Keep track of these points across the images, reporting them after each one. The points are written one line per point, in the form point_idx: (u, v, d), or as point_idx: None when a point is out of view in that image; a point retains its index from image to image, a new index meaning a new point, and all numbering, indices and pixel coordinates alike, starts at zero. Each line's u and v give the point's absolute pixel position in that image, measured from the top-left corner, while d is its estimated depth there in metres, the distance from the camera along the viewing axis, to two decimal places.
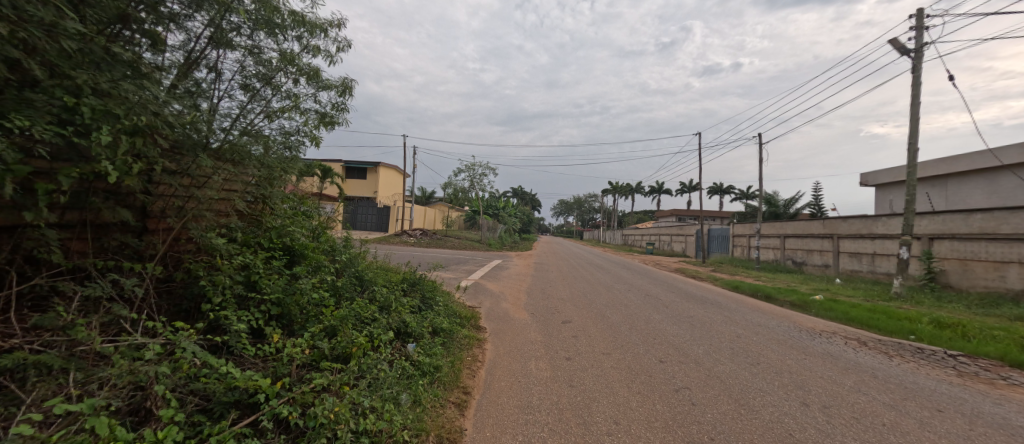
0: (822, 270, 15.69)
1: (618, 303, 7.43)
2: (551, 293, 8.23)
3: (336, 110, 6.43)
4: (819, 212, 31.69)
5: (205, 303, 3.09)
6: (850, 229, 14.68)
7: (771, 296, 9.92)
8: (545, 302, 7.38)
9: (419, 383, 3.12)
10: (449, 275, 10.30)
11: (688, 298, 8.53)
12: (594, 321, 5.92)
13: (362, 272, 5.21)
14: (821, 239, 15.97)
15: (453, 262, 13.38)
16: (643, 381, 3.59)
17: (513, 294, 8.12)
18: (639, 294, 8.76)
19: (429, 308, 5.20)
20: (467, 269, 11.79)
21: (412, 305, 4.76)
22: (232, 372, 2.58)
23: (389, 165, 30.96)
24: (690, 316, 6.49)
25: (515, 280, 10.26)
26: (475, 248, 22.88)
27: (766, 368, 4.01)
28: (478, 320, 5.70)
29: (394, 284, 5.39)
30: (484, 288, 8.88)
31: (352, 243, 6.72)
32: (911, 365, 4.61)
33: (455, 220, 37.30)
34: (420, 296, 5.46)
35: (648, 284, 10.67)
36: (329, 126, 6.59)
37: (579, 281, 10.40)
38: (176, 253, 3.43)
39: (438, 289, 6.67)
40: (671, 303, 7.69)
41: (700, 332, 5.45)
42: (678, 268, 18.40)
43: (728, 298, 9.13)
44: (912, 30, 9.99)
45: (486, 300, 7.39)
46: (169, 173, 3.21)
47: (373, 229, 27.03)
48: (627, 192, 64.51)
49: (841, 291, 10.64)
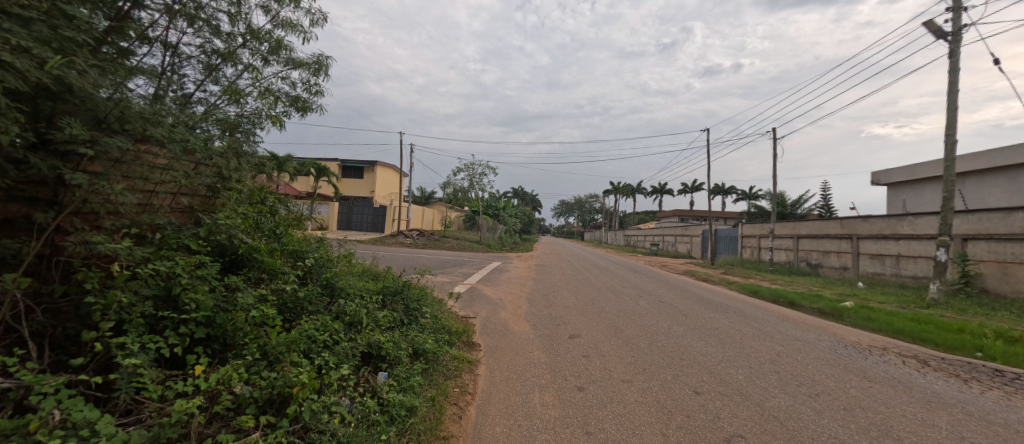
0: (841, 273, 14.84)
1: (631, 312, 6.61)
2: (555, 301, 7.40)
3: (308, 93, 5.63)
4: (828, 212, 30.74)
5: (90, 329, 2.24)
6: (871, 229, 13.83)
7: (795, 302, 9.07)
8: (549, 310, 6.56)
9: (382, 436, 2.28)
10: (443, 280, 9.51)
11: (706, 306, 7.71)
12: (606, 336, 5.10)
13: (333, 277, 4.40)
14: (839, 240, 15.12)
15: (449, 265, 12.55)
16: (682, 424, 2.77)
17: (512, 302, 7.28)
18: (652, 300, 7.91)
19: (412, 322, 4.38)
20: (463, 273, 10.97)
21: (390, 319, 3.94)
22: (98, 438, 1.75)
23: (387, 164, 30.21)
24: (716, 329, 5.67)
25: (515, 284, 9.47)
26: (474, 249, 22.08)
27: (831, 403, 3.20)
28: (471, 335, 4.87)
29: (371, 291, 4.57)
30: (481, 294, 8.08)
31: (328, 244, 5.93)
32: (999, 394, 3.77)
33: (455, 221, 36.48)
34: (402, 306, 4.66)
35: (659, 289, 9.82)
36: (303, 111, 5.82)
37: (584, 285, 9.59)
38: (66, 259, 2.56)
39: (426, 297, 5.85)
40: (690, 312, 6.85)
41: (733, 350, 4.62)
42: (686, 270, 17.57)
43: (750, 305, 8.31)
44: (950, 11, 9.13)
45: (483, 309, 6.58)
46: (38, 147, 2.39)
47: (369, 229, 26.23)
48: (629, 192, 63.57)
49: (869, 296, 9.81)
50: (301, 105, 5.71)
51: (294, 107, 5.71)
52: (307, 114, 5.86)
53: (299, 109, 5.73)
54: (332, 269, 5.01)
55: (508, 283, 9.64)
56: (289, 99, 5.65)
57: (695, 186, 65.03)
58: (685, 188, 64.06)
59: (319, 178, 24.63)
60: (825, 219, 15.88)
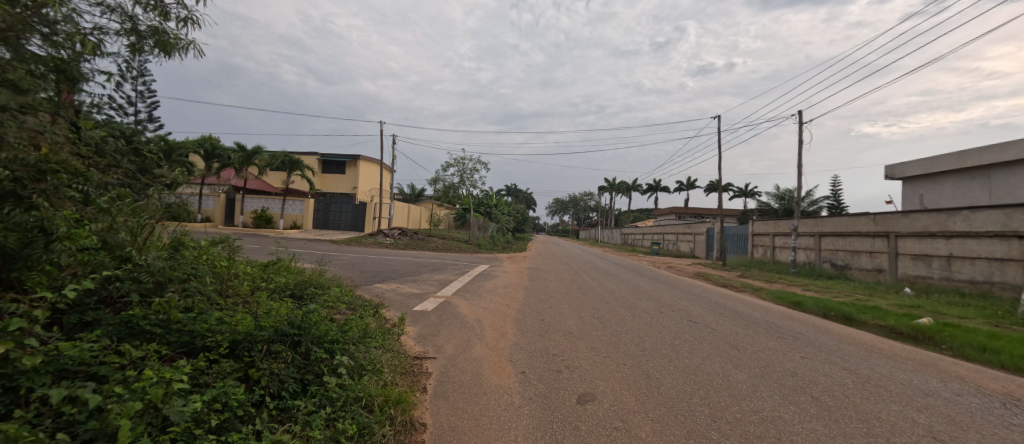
0: (875, 276, 13.09)
1: (660, 344, 4.73)
2: (552, 324, 5.44)
3: (166, 19, 3.66)
4: (837, 209, 29.10)
5: None
6: (912, 225, 12.10)
7: (852, 318, 7.23)
8: (543, 342, 4.63)
9: None
10: (411, 292, 7.60)
11: (753, 328, 5.84)
12: (637, 398, 3.16)
13: (152, 312, 2.49)
14: (871, 238, 13.36)
15: (425, 270, 10.56)
16: None
17: (493, 326, 5.35)
18: (681, 321, 6.01)
19: (288, 401, 2.42)
20: (440, 282, 8.99)
21: (217, 412, 1.96)
22: None
23: (370, 158, 28.16)
24: (798, 377, 3.80)
25: (500, 296, 7.59)
26: (461, 249, 20.14)
27: None
28: (415, 404, 2.92)
29: (233, 330, 2.65)
30: (453, 312, 6.19)
31: (198, 255, 3.97)
32: None
33: (444, 220, 34.42)
34: (290, 356, 2.74)
35: (679, 301, 7.96)
36: (168, 51, 3.89)
37: (588, 298, 7.68)
38: None
39: (352, 327, 3.96)
40: (737, 341, 4.96)
41: (858, 432, 2.71)
42: (697, 272, 15.75)
43: (802, 323, 6.50)
44: None
45: (450, 341, 4.62)
46: None
47: (348, 228, 24.11)
48: (625, 189, 61.75)
49: (935, 307, 8.03)
50: (161, 42, 3.79)
51: (151, 44, 3.80)
52: (174, 53, 3.92)
53: (158, 47, 3.81)
54: (186, 290, 3.12)
55: (492, 294, 7.71)
56: (140, 30, 3.72)
57: (690, 183, 63.44)
58: (681, 185, 62.39)
59: (291, 172, 22.49)
60: (854, 214, 14.09)
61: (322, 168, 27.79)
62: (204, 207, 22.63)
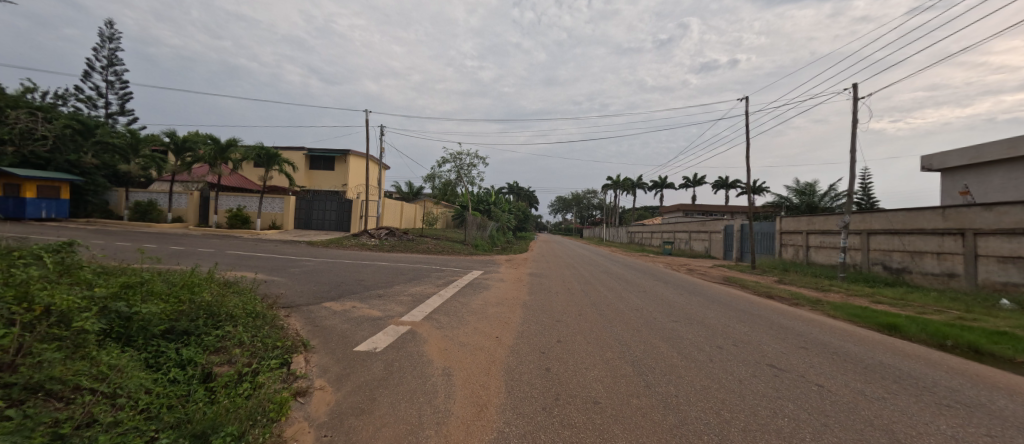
0: (945, 283, 10.93)
1: (762, 433, 2.62)
2: (564, 383, 3.36)
3: None
4: (866, 205, 26.83)
5: None
6: (999, 221, 9.87)
7: (986, 350, 5.07)
8: (545, 435, 2.53)
9: None
10: (368, 316, 5.57)
11: (877, 383, 3.69)
12: None
13: None
14: (939, 236, 11.22)
15: (400, 281, 8.48)
16: None
17: (468, 387, 3.31)
18: (757, 370, 3.89)
19: None
20: (414, 297, 6.87)
21: None
22: None
23: (360, 153, 26.20)
24: None
25: (489, 320, 5.52)
26: (455, 250, 18.14)
27: None
28: None
29: None
30: (415, 354, 4.12)
31: None
32: None
33: (441, 218, 32.46)
34: None
35: (732, 325, 5.84)
36: None
37: (611, 322, 5.59)
38: None
39: None
40: (883, 423, 2.84)
41: None
42: (725, 277, 13.58)
43: (934, 367, 4.33)
44: None
45: (383, 433, 2.53)
46: None
47: (333, 228, 22.06)
48: (629, 186, 59.74)
49: None
50: None
51: None
52: None
53: None
54: None
55: (476, 318, 5.61)
56: None
57: (699, 178, 61.08)
58: (688, 181, 60.23)
59: (269, 167, 20.23)
60: (915, 207, 11.90)
61: (308, 163, 25.80)
62: (176, 206, 20.77)
